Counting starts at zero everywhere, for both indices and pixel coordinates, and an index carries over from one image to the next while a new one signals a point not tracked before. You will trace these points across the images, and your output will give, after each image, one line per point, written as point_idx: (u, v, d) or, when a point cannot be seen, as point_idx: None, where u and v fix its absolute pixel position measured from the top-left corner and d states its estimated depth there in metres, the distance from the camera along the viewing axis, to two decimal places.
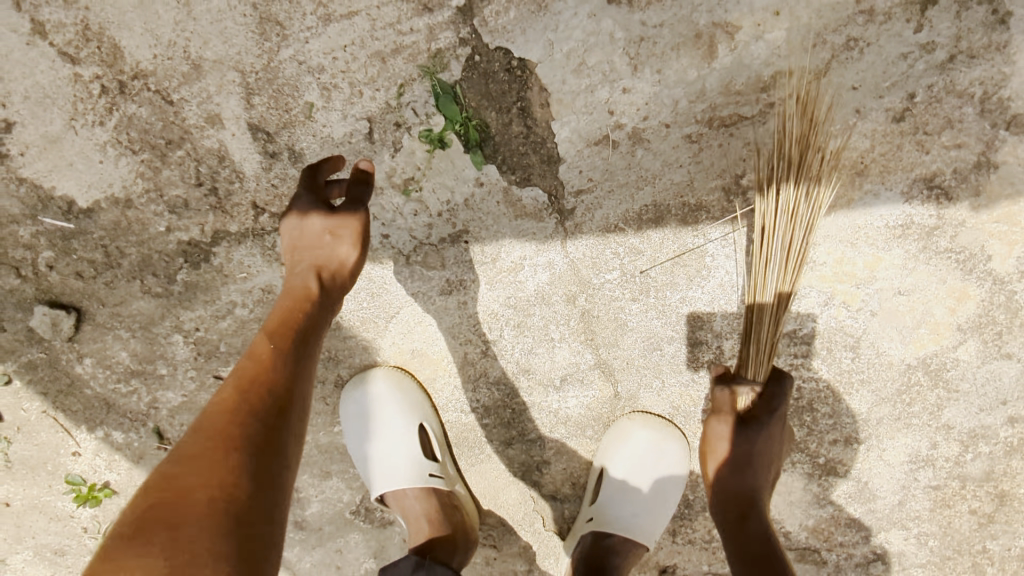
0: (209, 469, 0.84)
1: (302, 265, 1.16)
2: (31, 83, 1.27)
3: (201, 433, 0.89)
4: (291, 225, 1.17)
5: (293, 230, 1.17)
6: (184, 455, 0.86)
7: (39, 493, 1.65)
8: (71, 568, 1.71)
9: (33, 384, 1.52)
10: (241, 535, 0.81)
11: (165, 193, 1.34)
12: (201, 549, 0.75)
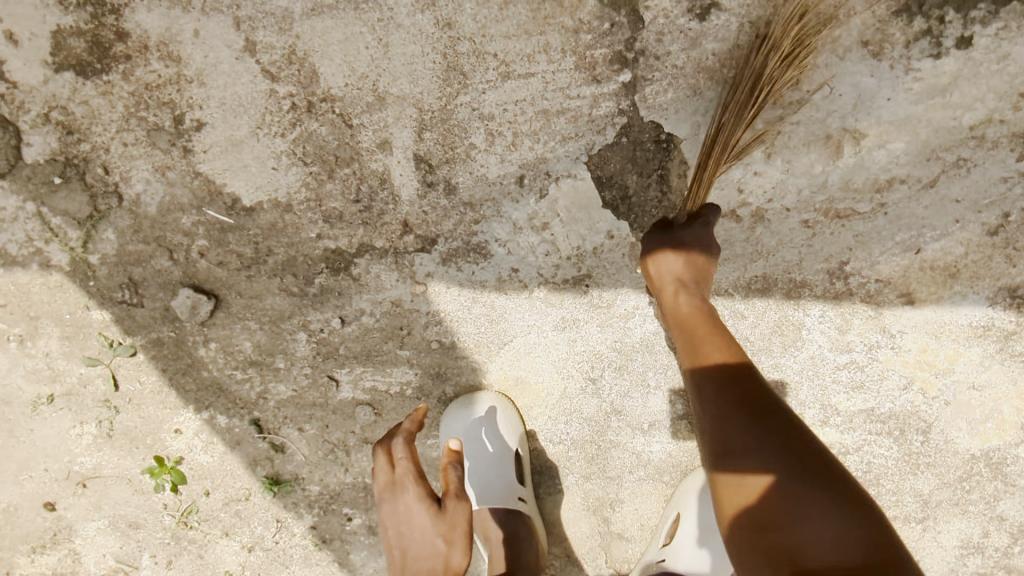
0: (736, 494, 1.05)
1: (412, 481, 1.30)
2: (230, 92, 1.42)
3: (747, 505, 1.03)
4: (408, 482, 1.30)
5: (407, 486, 1.30)
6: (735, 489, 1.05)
7: (131, 464, 1.73)
8: (142, 541, 1.79)
9: (156, 360, 1.63)
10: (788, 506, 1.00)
11: (324, 204, 1.48)
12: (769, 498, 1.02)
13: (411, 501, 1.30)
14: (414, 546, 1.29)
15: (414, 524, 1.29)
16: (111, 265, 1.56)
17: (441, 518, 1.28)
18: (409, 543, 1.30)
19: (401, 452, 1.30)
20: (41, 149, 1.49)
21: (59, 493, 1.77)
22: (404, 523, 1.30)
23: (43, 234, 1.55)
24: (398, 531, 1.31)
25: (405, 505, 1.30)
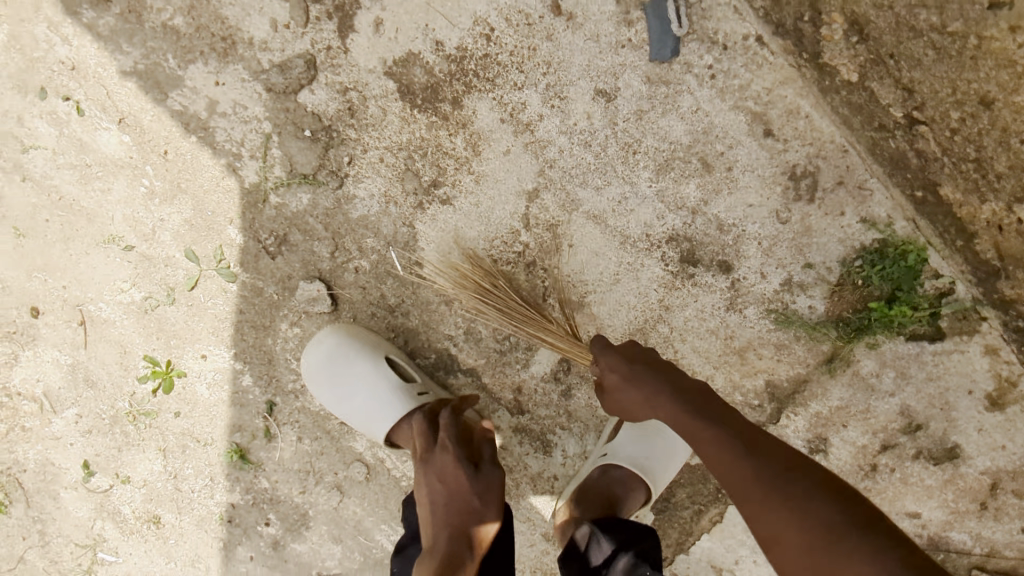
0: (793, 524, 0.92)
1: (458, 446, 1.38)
2: (490, 204, 1.59)
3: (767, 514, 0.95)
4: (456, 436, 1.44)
5: (442, 450, 1.39)
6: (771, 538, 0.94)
7: (139, 344, 1.76)
8: (87, 400, 1.81)
9: (240, 300, 1.70)
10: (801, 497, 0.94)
11: (475, 324, 1.66)
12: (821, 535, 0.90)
13: (447, 462, 1.37)
14: (450, 501, 1.34)
15: (448, 478, 1.36)
16: (280, 215, 1.65)
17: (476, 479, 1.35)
18: (447, 498, 1.35)
19: (445, 416, 1.43)
20: (315, 102, 1.58)
21: (58, 311, 1.76)
22: (439, 484, 1.37)
23: (254, 151, 1.62)
24: (439, 485, 1.36)
25: (444, 461, 1.37)
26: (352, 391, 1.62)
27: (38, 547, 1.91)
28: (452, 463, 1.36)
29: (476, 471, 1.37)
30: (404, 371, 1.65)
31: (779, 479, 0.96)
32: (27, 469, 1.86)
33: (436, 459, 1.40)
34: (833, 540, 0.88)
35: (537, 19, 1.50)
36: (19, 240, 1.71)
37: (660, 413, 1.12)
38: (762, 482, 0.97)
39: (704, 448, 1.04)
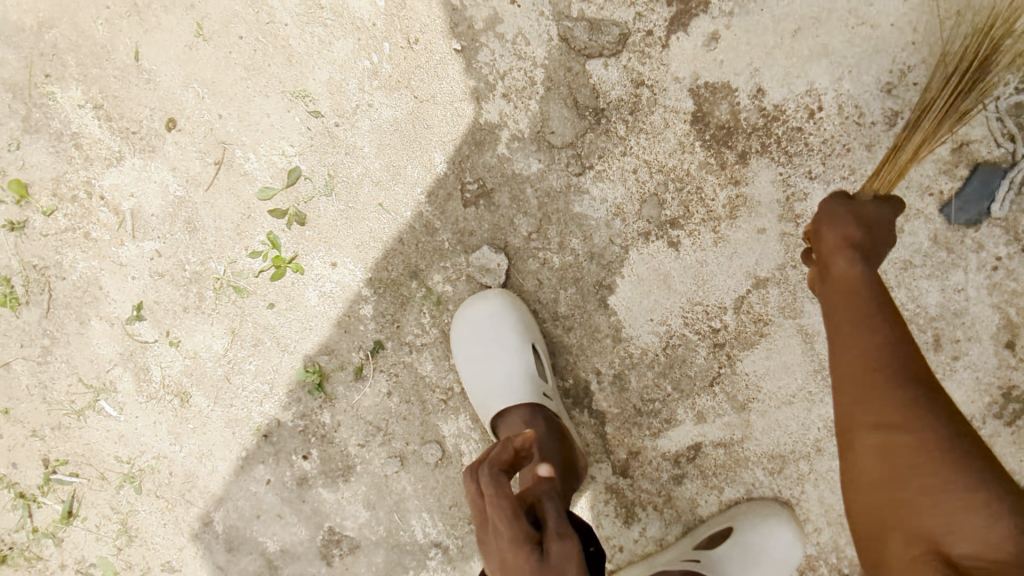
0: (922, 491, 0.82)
1: (508, 524, 1.01)
2: (714, 270, 1.46)
3: (889, 457, 0.85)
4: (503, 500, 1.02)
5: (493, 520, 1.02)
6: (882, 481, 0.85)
7: (267, 217, 1.51)
8: (176, 243, 1.54)
9: (406, 229, 1.49)
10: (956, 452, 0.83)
11: (629, 372, 1.53)
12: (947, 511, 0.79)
13: (503, 545, 1.01)
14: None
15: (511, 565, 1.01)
16: (498, 168, 1.45)
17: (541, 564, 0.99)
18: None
19: (490, 480, 1.03)
20: (603, 78, 1.39)
21: (197, 137, 1.47)
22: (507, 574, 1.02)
23: (510, 91, 1.40)
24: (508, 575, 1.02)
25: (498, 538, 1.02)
26: (494, 354, 1.47)
27: (34, 362, 1.63)
28: (508, 552, 1.01)
29: (540, 553, 1.00)
30: (541, 369, 1.49)
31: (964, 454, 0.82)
32: (66, 279, 1.57)
33: (493, 546, 1.04)
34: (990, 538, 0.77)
35: (868, 124, 1.37)
36: (195, 40, 1.43)
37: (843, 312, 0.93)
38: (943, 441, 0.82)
39: (895, 395, 0.86)
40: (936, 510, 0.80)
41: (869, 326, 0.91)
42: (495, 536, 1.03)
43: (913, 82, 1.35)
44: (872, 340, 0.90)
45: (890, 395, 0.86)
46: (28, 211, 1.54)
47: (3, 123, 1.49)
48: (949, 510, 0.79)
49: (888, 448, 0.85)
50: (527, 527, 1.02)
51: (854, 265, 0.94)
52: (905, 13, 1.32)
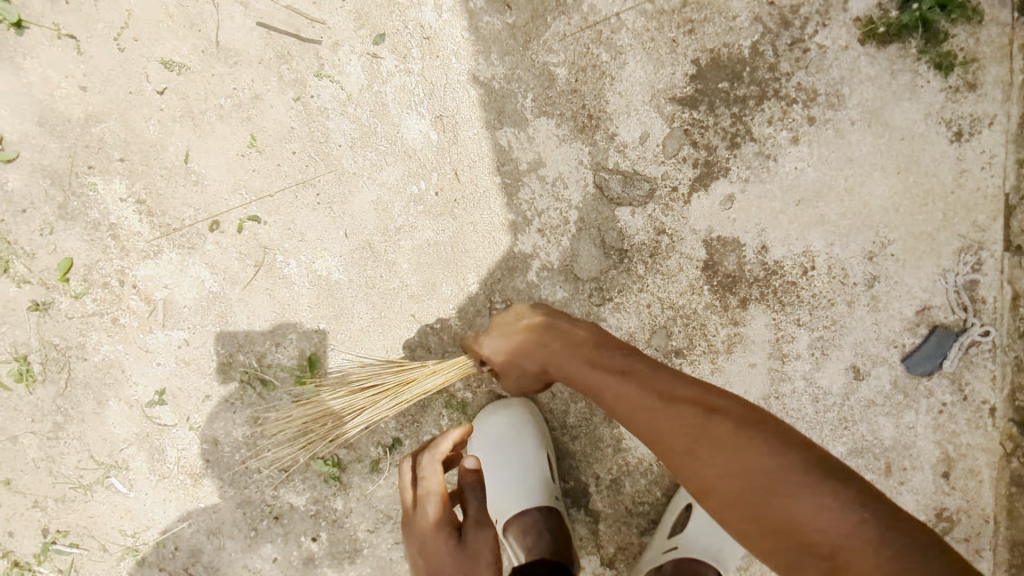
0: (753, 478, 0.82)
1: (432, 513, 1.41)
2: None
3: (718, 457, 0.86)
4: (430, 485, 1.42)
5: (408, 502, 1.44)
6: (729, 493, 0.84)
7: (302, 316, 1.58)
8: (207, 335, 1.58)
9: (435, 339, 1.59)
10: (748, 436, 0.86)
11: (624, 477, 1.67)
12: (788, 493, 0.80)
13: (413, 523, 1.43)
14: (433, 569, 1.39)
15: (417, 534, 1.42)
16: (526, 292, 1.56)
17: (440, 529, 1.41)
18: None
19: (427, 466, 1.43)
20: (629, 224, 1.53)
21: (239, 240, 1.53)
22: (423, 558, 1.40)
23: (545, 227, 1.53)
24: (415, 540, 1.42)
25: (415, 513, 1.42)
26: (514, 456, 1.56)
27: (43, 437, 1.62)
28: (428, 540, 1.40)
29: (459, 539, 1.41)
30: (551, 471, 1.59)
31: (749, 431, 0.86)
32: (88, 360, 1.58)
33: (416, 540, 1.42)
34: (829, 509, 0.77)
35: (851, 283, 1.58)
36: (247, 151, 1.48)
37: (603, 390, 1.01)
38: (737, 430, 0.86)
39: (680, 416, 0.90)
40: (774, 493, 0.81)
41: (643, 394, 0.96)
42: (421, 527, 1.41)
43: (890, 253, 1.56)
44: (646, 403, 0.94)
45: (682, 420, 0.89)
46: (54, 292, 1.54)
47: (37, 207, 1.50)
48: (784, 483, 0.81)
49: (712, 441, 0.86)
50: (452, 516, 1.44)
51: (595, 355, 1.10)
52: (892, 197, 1.53)
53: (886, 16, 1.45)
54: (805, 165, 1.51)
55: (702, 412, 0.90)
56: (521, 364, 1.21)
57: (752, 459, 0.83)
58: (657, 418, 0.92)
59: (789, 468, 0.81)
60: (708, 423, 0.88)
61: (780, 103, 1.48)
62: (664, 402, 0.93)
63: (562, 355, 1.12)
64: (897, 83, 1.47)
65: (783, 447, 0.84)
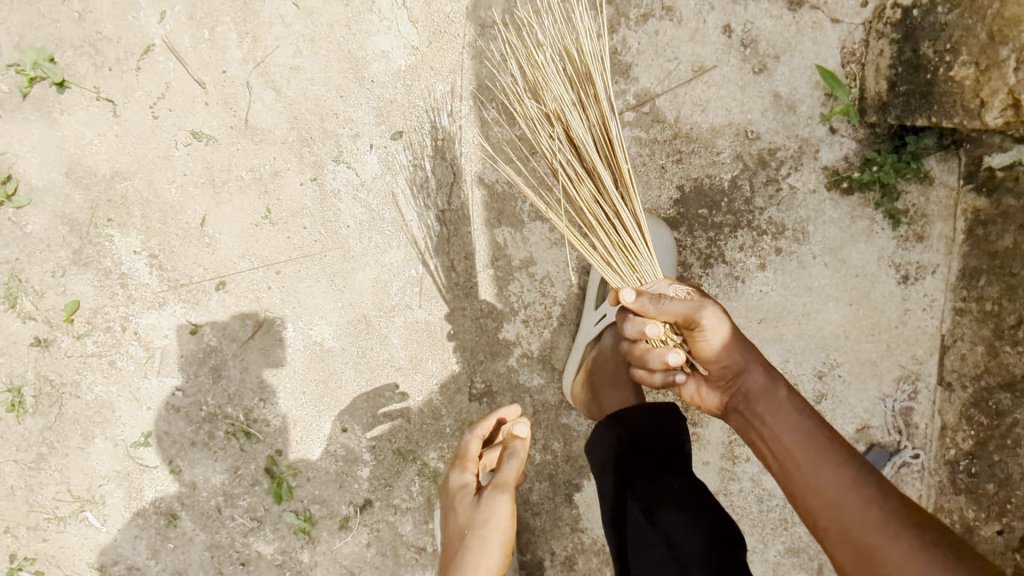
0: (868, 519, 0.96)
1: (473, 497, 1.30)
2: None
3: (838, 498, 0.99)
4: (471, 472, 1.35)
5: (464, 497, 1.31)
6: (840, 520, 0.99)
7: (293, 377, 1.67)
8: (199, 385, 1.66)
9: (416, 410, 1.68)
10: (874, 499, 0.98)
11: (578, 558, 1.75)
12: (894, 544, 0.93)
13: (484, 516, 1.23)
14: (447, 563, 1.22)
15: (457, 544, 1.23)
16: (506, 375, 1.67)
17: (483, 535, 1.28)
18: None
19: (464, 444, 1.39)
20: None
21: (242, 301, 1.62)
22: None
23: (529, 318, 1.65)
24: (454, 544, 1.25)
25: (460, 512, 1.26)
26: None
27: (26, 466, 1.68)
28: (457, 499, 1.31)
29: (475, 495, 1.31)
30: None
31: (882, 489, 0.98)
32: (80, 397, 1.65)
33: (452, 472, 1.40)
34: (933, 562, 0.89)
35: (801, 397, 1.73)
36: (261, 221, 1.58)
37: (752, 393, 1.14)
38: (864, 485, 0.99)
39: (815, 452, 1.04)
40: (877, 540, 0.94)
41: (789, 417, 1.09)
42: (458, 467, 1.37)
43: (838, 374, 1.72)
44: (795, 424, 1.08)
45: (822, 457, 1.03)
46: (57, 331, 1.61)
47: (53, 251, 1.57)
48: (894, 538, 0.93)
49: (831, 499, 1.00)
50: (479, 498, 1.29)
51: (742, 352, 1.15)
52: (843, 325, 1.69)
53: (852, 170, 1.59)
54: (769, 289, 1.67)
55: (836, 453, 1.03)
56: (711, 337, 1.14)
57: (869, 511, 0.97)
58: (791, 432, 1.08)
59: (904, 525, 0.94)
60: (844, 466, 1.01)
61: (752, 232, 1.64)
62: (807, 433, 1.06)
63: (737, 344, 1.14)
64: (855, 227, 1.64)
65: (899, 507, 0.96)
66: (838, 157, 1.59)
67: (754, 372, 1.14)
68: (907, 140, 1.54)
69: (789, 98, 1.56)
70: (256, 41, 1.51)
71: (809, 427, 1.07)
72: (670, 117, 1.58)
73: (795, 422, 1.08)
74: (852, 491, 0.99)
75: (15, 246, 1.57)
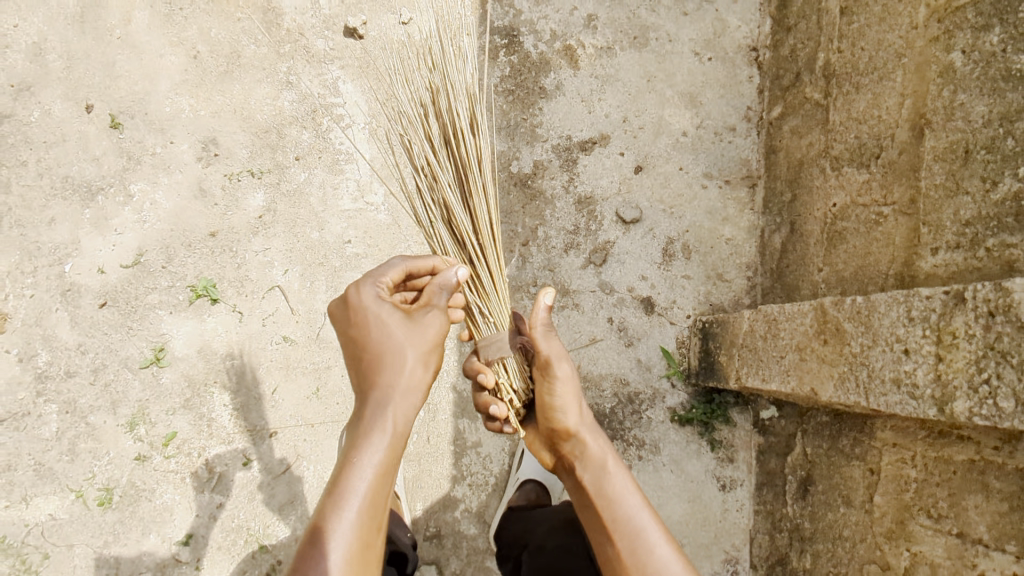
0: (637, 550, 1.59)
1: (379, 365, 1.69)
2: None
3: (622, 534, 1.62)
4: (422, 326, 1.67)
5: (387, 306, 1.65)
6: (623, 551, 1.60)
7: (304, 505, 2.40)
8: (237, 502, 2.38)
9: None
10: (642, 532, 1.62)
11: None
12: (654, 565, 1.57)
13: (410, 351, 1.62)
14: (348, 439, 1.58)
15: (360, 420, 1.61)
16: (451, 523, 2.41)
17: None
18: (373, 501, 1.50)
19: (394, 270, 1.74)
20: None
21: (284, 447, 2.44)
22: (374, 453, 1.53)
23: (472, 482, 2.44)
24: (367, 360, 1.63)
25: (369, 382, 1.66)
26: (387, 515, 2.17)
27: (91, 550, 2.29)
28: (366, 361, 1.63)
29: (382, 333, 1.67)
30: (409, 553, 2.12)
31: (651, 527, 1.63)
32: (151, 501, 2.35)
33: (376, 336, 1.63)
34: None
35: None
36: (311, 395, 2.49)
37: (583, 453, 1.78)
38: (640, 525, 1.63)
39: (613, 504, 1.67)
40: (644, 561, 1.58)
41: (600, 475, 1.73)
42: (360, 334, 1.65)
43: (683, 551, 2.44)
44: (604, 480, 1.72)
45: (617, 503, 1.67)
46: (154, 451, 2.38)
47: (171, 396, 2.43)
48: (651, 560, 1.57)
49: (619, 533, 1.62)
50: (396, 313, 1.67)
51: (582, 421, 1.82)
52: (684, 515, 2.47)
53: (684, 410, 2.55)
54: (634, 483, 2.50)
55: (626, 500, 1.67)
56: (566, 408, 1.81)
57: (639, 544, 1.60)
58: (602, 486, 1.71)
59: (663, 550, 1.59)
60: (628, 513, 1.65)
61: (624, 442, 2.53)
62: (609, 491, 1.70)
63: (586, 422, 1.82)
64: (689, 447, 2.52)
65: (656, 537, 1.61)
66: (677, 401, 2.56)
67: (594, 446, 1.78)
68: (715, 396, 2.52)
69: (647, 363, 2.59)
70: (336, 292, 2.58)
71: (620, 501, 1.67)
72: (575, 365, 2.59)
73: (604, 478, 1.72)
74: (631, 527, 1.62)
75: (148, 390, 2.43)
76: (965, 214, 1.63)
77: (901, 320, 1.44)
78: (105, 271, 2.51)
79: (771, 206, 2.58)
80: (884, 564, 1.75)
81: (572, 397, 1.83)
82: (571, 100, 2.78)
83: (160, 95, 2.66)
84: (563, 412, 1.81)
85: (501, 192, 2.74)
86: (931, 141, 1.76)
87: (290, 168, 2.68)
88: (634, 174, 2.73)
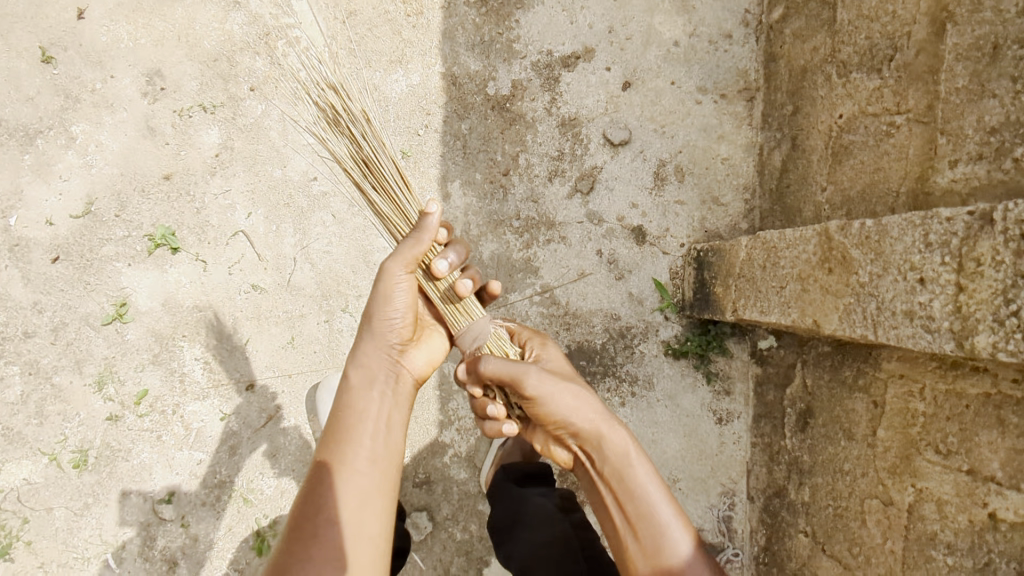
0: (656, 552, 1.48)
1: (389, 323, 1.62)
2: None
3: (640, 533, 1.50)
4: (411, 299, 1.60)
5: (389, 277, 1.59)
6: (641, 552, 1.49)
7: (287, 458, 2.32)
8: (217, 458, 2.30)
9: None
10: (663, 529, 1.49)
11: None
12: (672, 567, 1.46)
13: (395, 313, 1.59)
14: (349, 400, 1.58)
15: (369, 391, 1.58)
16: (440, 468, 2.35)
17: (394, 381, 1.63)
18: (372, 457, 1.51)
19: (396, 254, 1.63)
20: None
21: (262, 399, 2.34)
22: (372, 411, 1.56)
23: (461, 427, 2.36)
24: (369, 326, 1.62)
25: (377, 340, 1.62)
26: None
27: (72, 512, 2.24)
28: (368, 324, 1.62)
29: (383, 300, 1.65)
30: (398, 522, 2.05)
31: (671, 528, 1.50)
32: (129, 461, 2.27)
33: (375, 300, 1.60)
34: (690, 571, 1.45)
35: None
36: (286, 344, 2.36)
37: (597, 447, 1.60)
38: (663, 526, 1.49)
39: (633, 501, 1.53)
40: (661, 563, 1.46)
41: (616, 469, 1.57)
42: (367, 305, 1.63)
43: (679, 487, 2.39)
44: (622, 474, 1.56)
45: (636, 499, 1.53)
46: (126, 410, 2.29)
47: (139, 353, 2.31)
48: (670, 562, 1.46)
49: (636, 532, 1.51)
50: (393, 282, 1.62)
51: (594, 413, 1.61)
52: (680, 450, 2.40)
53: (678, 343, 2.43)
54: (628, 420, 2.42)
55: (645, 501, 1.52)
56: (570, 404, 1.59)
57: (658, 545, 1.48)
58: (617, 481, 1.56)
59: (685, 549, 1.48)
60: (649, 511, 1.51)
61: (616, 379, 2.43)
62: (628, 487, 1.54)
63: (595, 412, 1.60)
64: (684, 381, 2.42)
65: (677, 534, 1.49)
66: (670, 334, 2.44)
67: (613, 437, 1.58)
68: (711, 327, 2.40)
69: (639, 296, 2.45)
70: (305, 234, 2.41)
71: (642, 493, 1.52)
72: (563, 301, 2.45)
73: (623, 475, 1.55)
74: (650, 529, 1.50)
75: (114, 347, 2.31)
76: (990, 120, 1.44)
77: (916, 245, 1.29)
78: (54, 223, 2.33)
79: (771, 121, 2.37)
80: (887, 499, 1.67)
81: (571, 399, 1.60)
82: (550, 10, 2.50)
83: (93, 24, 2.40)
84: (574, 416, 1.60)
85: (476, 117, 2.50)
86: (953, 38, 1.54)
87: (245, 101, 2.44)
88: (622, 91, 2.50)
